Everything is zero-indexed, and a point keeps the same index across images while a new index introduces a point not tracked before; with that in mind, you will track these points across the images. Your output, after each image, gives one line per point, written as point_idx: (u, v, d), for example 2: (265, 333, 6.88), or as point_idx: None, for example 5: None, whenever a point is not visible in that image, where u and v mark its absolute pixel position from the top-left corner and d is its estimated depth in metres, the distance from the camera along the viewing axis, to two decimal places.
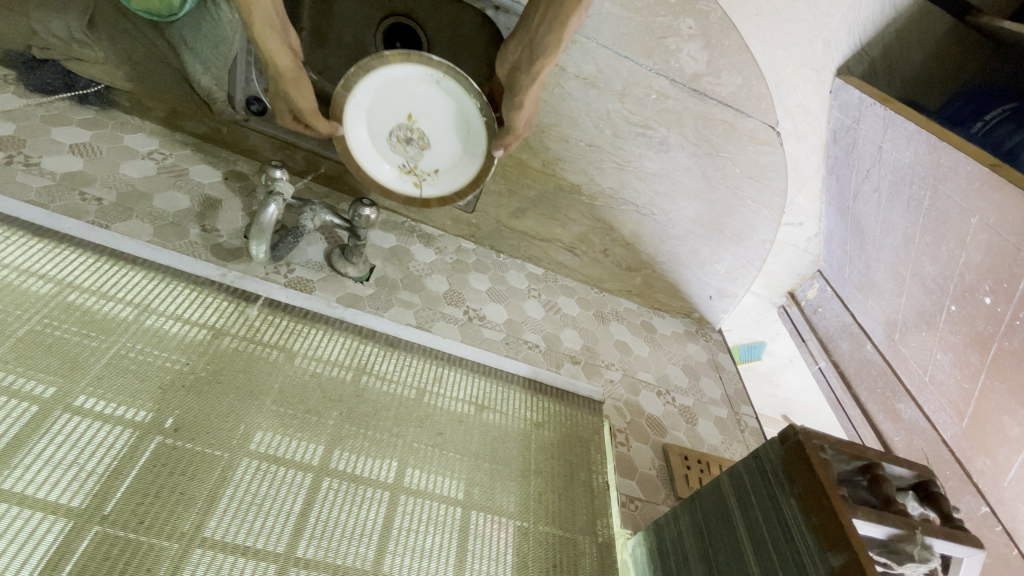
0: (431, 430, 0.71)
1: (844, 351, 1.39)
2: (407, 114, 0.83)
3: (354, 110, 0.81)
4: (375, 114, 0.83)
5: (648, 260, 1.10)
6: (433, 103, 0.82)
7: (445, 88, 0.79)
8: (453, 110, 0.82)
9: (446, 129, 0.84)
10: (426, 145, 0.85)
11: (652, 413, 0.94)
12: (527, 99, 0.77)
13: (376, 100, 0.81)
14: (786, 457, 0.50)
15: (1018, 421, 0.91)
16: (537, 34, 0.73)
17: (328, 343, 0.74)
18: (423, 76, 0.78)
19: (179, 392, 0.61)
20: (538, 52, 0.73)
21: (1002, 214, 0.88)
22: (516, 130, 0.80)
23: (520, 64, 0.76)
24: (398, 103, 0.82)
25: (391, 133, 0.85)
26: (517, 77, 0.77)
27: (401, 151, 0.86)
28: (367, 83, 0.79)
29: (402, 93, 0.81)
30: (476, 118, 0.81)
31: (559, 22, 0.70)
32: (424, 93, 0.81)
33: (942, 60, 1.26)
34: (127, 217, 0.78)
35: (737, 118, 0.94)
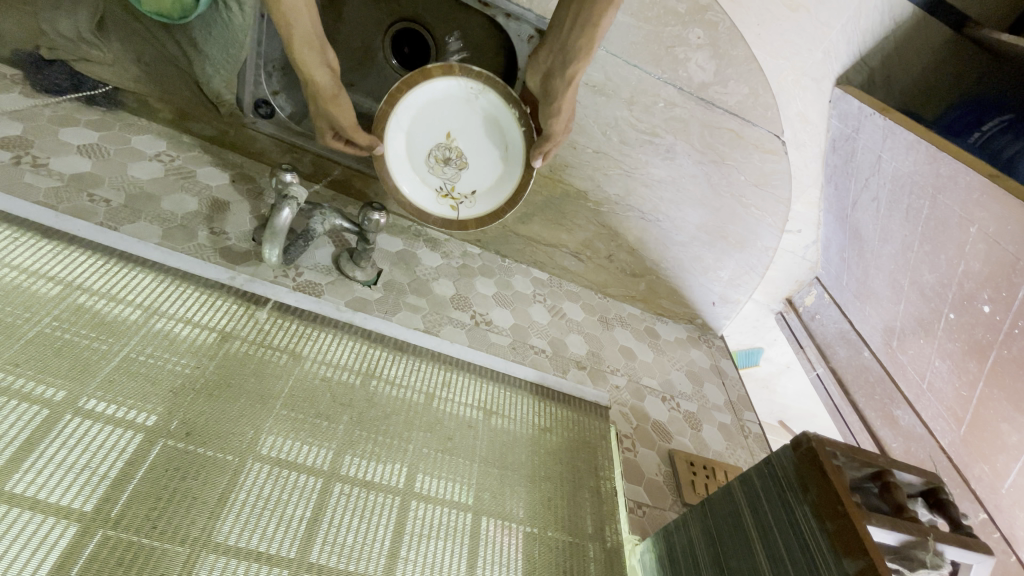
0: (440, 435, 0.71)
1: (841, 357, 1.40)
2: (445, 133, 0.88)
3: (397, 129, 0.84)
4: (415, 134, 0.86)
5: (652, 266, 1.11)
6: (470, 122, 0.88)
7: (484, 104, 0.87)
8: (491, 127, 0.89)
9: (482, 147, 0.89)
10: (463, 163, 0.89)
11: (657, 419, 0.95)
12: (564, 103, 0.83)
13: (417, 119, 0.85)
14: (798, 463, 0.50)
15: (1016, 428, 0.92)
16: (570, 41, 0.80)
17: (338, 347, 0.74)
18: (465, 92, 0.85)
19: (189, 396, 0.61)
20: (572, 58, 0.80)
21: (1001, 224, 0.90)
22: (557, 133, 0.85)
23: (555, 72, 0.83)
24: (438, 123, 0.87)
25: (429, 154, 0.88)
26: (553, 83, 0.84)
27: (438, 172, 0.88)
28: (410, 101, 0.83)
29: (442, 112, 0.86)
30: (514, 129, 0.88)
31: (591, 28, 0.77)
32: (464, 112, 0.87)
33: (940, 71, 1.28)
34: (135, 219, 0.77)
35: (743, 127, 0.95)
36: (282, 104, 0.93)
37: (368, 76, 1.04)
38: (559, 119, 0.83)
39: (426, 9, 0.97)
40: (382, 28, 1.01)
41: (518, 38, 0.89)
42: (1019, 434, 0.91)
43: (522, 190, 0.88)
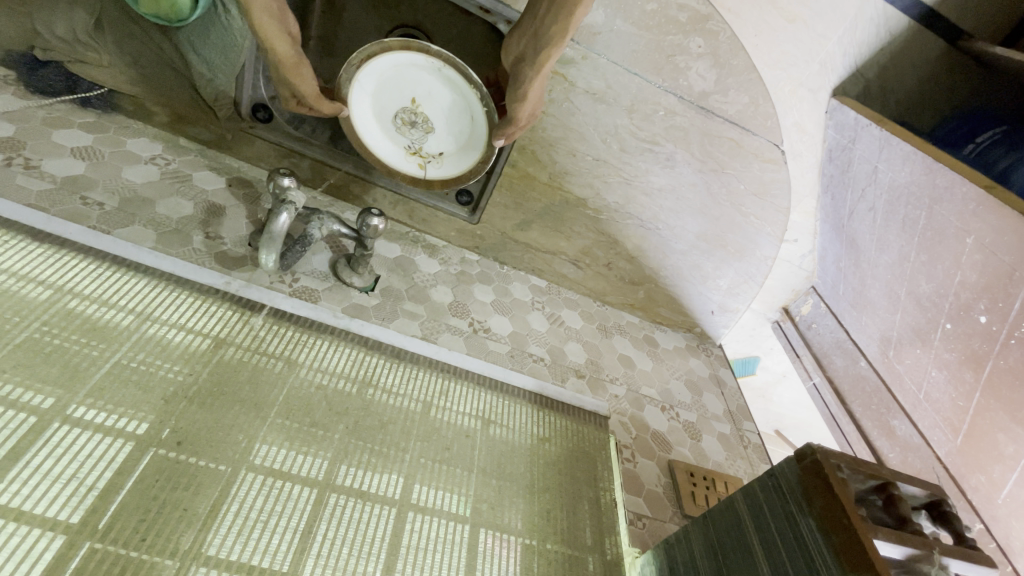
0: (437, 444, 0.70)
1: (838, 366, 1.40)
2: (410, 99, 0.85)
3: (359, 94, 0.82)
4: (380, 97, 0.84)
5: (651, 274, 1.11)
6: (436, 88, 0.84)
7: (448, 76, 0.82)
8: (456, 97, 0.85)
9: (449, 115, 0.87)
10: (429, 128, 0.88)
11: (657, 429, 0.94)
12: (529, 92, 0.76)
13: (381, 83, 0.83)
14: (803, 475, 0.50)
15: (1013, 439, 0.92)
16: (542, 26, 0.70)
17: (334, 355, 0.73)
18: (426, 62, 0.80)
19: (181, 404, 0.59)
20: (543, 48, 0.71)
21: (997, 234, 0.90)
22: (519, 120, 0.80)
23: (525, 56, 0.75)
24: (403, 88, 0.84)
25: (395, 116, 0.87)
26: (520, 69, 0.75)
27: (405, 134, 0.88)
28: (370, 69, 0.80)
29: (406, 79, 0.83)
30: (478, 106, 0.84)
31: (564, 17, 0.67)
32: (428, 79, 0.83)
33: (935, 83, 1.30)
34: (129, 223, 0.76)
35: (743, 136, 0.95)
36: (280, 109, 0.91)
37: None
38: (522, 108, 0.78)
39: (426, 14, 0.95)
40: (382, 34, 1.00)
41: None
42: (1017, 445, 0.91)
43: (485, 164, 0.89)
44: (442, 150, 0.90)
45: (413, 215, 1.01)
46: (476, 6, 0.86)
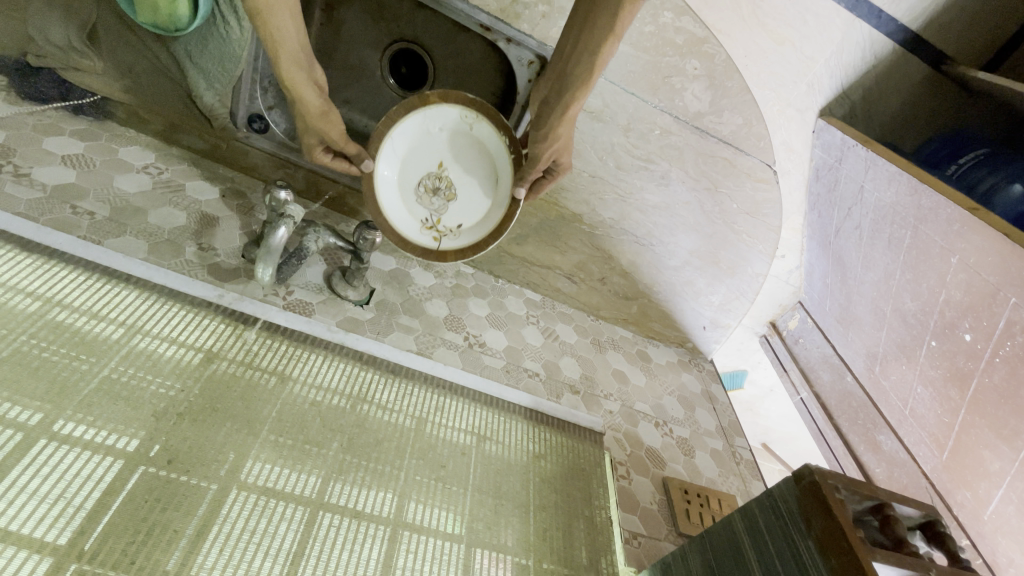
0: (433, 462, 0.69)
1: (825, 382, 1.42)
2: (437, 163, 0.86)
3: (389, 151, 0.81)
4: (407, 161, 0.84)
5: (644, 289, 1.12)
6: (464, 152, 0.87)
7: (479, 136, 0.85)
8: (483, 160, 0.87)
9: (472, 181, 0.87)
10: (451, 195, 0.87)
11: (651, 445, 0.94)
12: (555, 134, 0.80)
13: (413, 146, 0.83)
14: (801, 496, 0.50)
15: (998, 456, 0.93)
16: (570, 68, 0.77)
17: (328, 370, 0.72)
18: (460, 123, 0.84)
19: (172, 421, 0.58)
20: (569, 87, 0.76)
21: (981, 255, 0.92)
22: (541, 159, 0.83)
23: (553, 99, 0.81)
24: (432, 152, 0.85)
25: (419, 182, 0.85)
26: (548, 111, 0.81)
27: (426, 202, 0.85)
28: (407, 126, 0.81)
29: (437, 141, 0.85)
30: (506, 165, 0.85)
31: (589, 57, 0.73)
32: (458, 142, 0.86)
33: (918, 106, 1.34)
34: (120, 233, 0.75)
35: (736, 156, 0.97)
36: (276, 119, 0.91)
37: (365, 94, 1.04)
38: (545, 147, 0.81)
39: (424, 29, 0.95)
40: (380, 47, 1.00)
41: (518, 62, 0.91)
42: (1002, 462, 0.92)
43: (507, 226, 0.84)
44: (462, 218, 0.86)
45: None
46: (477, 24, 0.87)
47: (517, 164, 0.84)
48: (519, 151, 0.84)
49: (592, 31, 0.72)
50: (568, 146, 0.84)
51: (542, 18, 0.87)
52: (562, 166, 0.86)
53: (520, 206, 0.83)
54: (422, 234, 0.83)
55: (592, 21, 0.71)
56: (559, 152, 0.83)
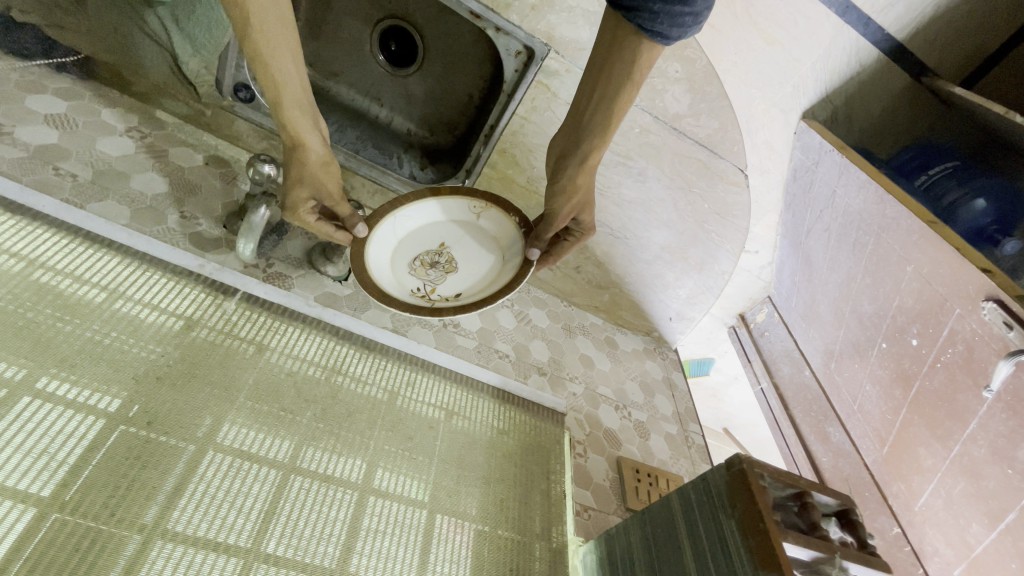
0: (402, 434, 0.74)
1: (785, 373, 1.51)
2: (438, 243, 0.83)
3: (389, 229, 0.79)
4: (407, 240, 0.82)
5: (616, 279, 1.16)
6: (468, 235, 0.85)
7: (486, 224, 0.85)
8: (489, 243, 0.85)
9: (475, 260, 0.84)
10: (450, 268, 0.82)
11: (609, 427, 1.00)
12: (575, 186, 0.78)
13: (414, 228, 0.82)
14: (730, 481, 0.56)
15: (931, 453, 1.02)
16: (586, 118, 0.75)
17: (305, 342, 0.75)
18: (467, 212, 0.84)
19: (152, 384, 0.61)
20: (587, 136, 0.75)
21: (933, 266, 0.98)
22: (559, 217, 0.80)
23: (569, 150, 0.78)
24: (435, 233, 0.84)
25: (417, 256, 0.82)
26: (565, 162, 0.78)
27: (421, 274, 0.81)
28: (412, 210, 0.81)
29: (440, 226, 0.84)
30: (515, 244, 0.82)
31: (607, 106, 0.72)
32: (463, 228, 0.85)
33: (895, 115, 1.41)
34: (103, 197, 0.76)
35: (710, 159, 1.01)
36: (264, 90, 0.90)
37: (354, 68, 1.05)
38: (565, 202, 0.79)
39: (417, 9, 0.96)
40: (370, 22, 0.99)
41: (507, 52, 0.91)
42: (934, 458, 1.01)
43: (509, 287, 0.74)
44: (461, 288, 0.80)
45: None
46: (467, 11, 0.87)
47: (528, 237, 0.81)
48: (528, 226, 0.82)
49: (608, 73, 0.70)
50: (588, 202, 0.83)
51: (531, 10, 0.87)
52: (584, 225, 0.85)
53: (533, 265, 0.76)
54: (413, 299, 0.75)
55: (604, 69, 0.70)
56: (580, 208, 0.83)
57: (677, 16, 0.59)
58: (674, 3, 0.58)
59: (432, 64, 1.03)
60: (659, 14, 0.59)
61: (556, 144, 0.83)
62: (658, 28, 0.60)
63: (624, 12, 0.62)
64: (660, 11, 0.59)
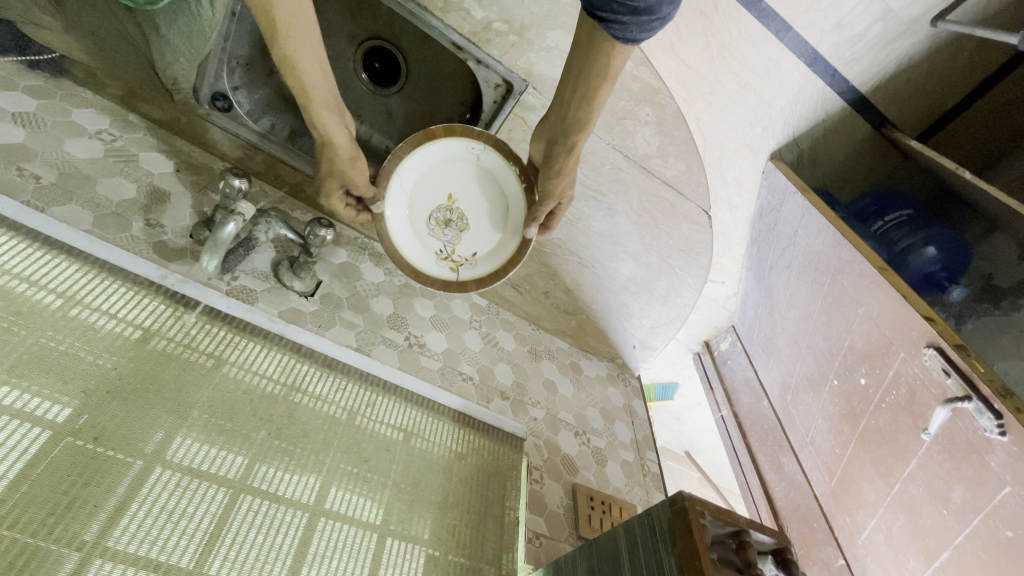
0: (357, 456, 0.74)
1: (744, 403, 1.57)
2: (445, 196, 0.92)
3: (399, 191, 0.87)
4: (416, 198, 0.90)
5: (584, 305, 1.19)
6: (470, 182, 0.93)
7: (484, 166, 0.92)
8: (491, 188, 0.93)
9: (481, 209, 0.94)
10: (462, 225, 0.93)
11: (567, 453, 1.01)
12: (565, 168, 0.84)
13: (420, 184, 0.90)
14: (672, 518, 0.57)
15: (874, 488, 1.06)
16: (570, 114, 0.79)
17: (265, 359, 0.75)
18: (466, 154, 0.91)
19: (102, 398, 0.60)
20: (572, 131, 0.79)
21: (882, 310, 1.03)
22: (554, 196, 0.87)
23: (558, 139, 0.83)
24: (439, 187, 0.91)
25: (430, 216, 0.91)
26: (554, 149, 0.83)
27: (439, 234, 0.91)
28: (414, 160, 0.88)
29: (443, 176, 0.91)
30: (515, 190, 0.92)
31: (587, 102, 0.76)
32: (464, 173, 0.92)
33: (857, 161, 1.49)
34: (66, 201, 0.75)
35: (676, 198, 1.07)
36: (241, 99, 0.94)
37: None
38: (558, 182, 0.85)
39: (402, 32, 0.99)
40: (355, 42, 1.02)
41: (486, 83, 0.95)
42: (877, 494, 1.05)
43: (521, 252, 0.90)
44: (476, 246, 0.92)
45: (364, 222, 1.03)
46: (450, 42, 0.91)
47: (529, 192, 0.91)
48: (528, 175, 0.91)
49: (585, 77, 0.73)
50: (572, 182, 0.89)
51: (511, 47, 0.91)
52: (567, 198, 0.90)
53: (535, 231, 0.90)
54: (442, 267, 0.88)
55: (587, 70, 0.72)
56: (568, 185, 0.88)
57: (645, 24, 0.62)
58: (640, 14, 0.61)
59: (415, 86, 1.06)
60: (628, 25, 0.62)
61: (544, 128, 0.87)
62: (630, 36, 0.63)
63: (596, 20, 0.64)
64: (629, 23, 0.61)
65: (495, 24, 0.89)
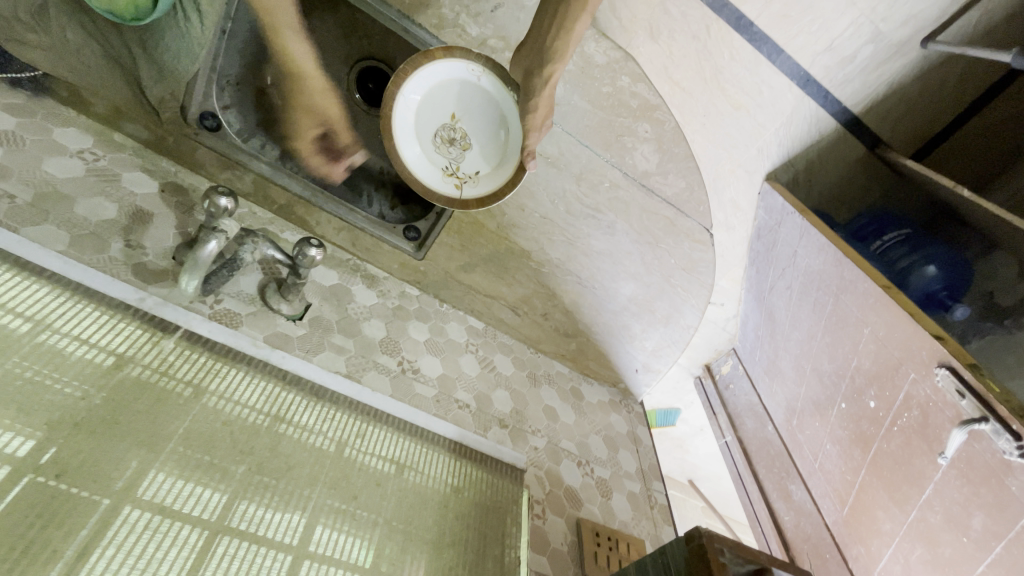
0: (345, 491, 0.68)
1: (749, 429, 1.52)
2: (449, 115, 0.93)
3: (404, 108, 0.89)
4: (421, 116, 0.91)
5: (584, 328, 1.15)
6: (472, 102, 0.93)
7: (486, 86, 0.91)
8: (492, 109, 0.93)
9: (485, 130, 0.94)
10: (467, 145, 0.93)
11: (569, 485, 0.96)
12: (541, 100, 0.85)
13: (424, 103, 0.91)
14: (690, 557, 0.52)
15: (890, 517, 1.01)
16: (545, 43, 0.80)
17: (247, 387, 0.71)
18: (467, 74, 0.91)
19: (69, 429, 0.55)
20: (549, 61, 0.81)
21: (890, 330, 1.00)
22: (535, 129, 0.87)
23: (533, 71, 0.83)
24: (443, 105, 0.92)
25: (436, 133, 0.92)
26: (531, 79, 0.84)
27: (445, 151, 0.92)
28: (416, 80, 0.88)
29: (447, 94, 0.92)
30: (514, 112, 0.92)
31: (563, 32, 0.78)
32: (466, 93, 0.92)
33: (851, 182, 1.49)
34: (40, 221, 0.71)
35: (677, 217, 1.09)
36: (230, 120, 0.91)
37: None
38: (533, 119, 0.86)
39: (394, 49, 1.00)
40: (348, 61, 1.04)
41: None
42: (892, 523, 1.00)
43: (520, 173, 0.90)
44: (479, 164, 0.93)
45: (356, 244, 1.00)
46: None
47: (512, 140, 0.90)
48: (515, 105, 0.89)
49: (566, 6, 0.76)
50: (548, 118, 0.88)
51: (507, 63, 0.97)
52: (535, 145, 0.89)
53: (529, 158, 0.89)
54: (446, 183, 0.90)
55: (564, 2, 0.76)
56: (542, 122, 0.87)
57: None
58: None
59: None
60: None
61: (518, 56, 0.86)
62: None
63: None
64: None
65: (489, 41, 0.95)
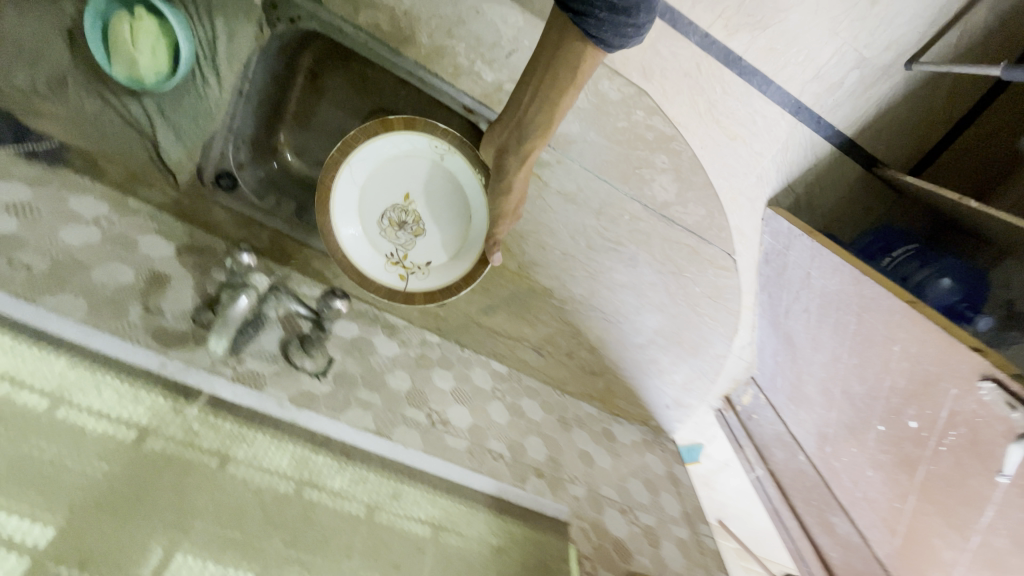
0: (379, 557, 0.69)
1: (779, 460, 1.44)
2: (403, 195, 0.96)
3: (347, 183, 0.89)
4: (367, 191, 0.93)
5: (610, 364, 1.12)
6: (429, 182, 0.97)
7: (447, 166, 0.96)
8: (450, 192, 0.98)
9: (438, 212, 0.98)
10: (417, 230, 0.97)
11: (617, 536, 0.93)
12: (514, 182, 0.87)
13: (373, 180, 0.93)
14: None
15: (949, 544, 0.95)
16: (526, 118, 0.80)
17: (277, 454, 0.69)
18: (430, 152, 0.94)
19: (93, 512, 0.55)
20: (531, 133, 0.81)
21: (920, 345, 0.96)
22: (507, 213, 0.91)
23: (510, 148, 0.85)
24: (398, 184, 0.95)
25: (384, 215, 0.95)
26: (506, 158, 0.86)
27: (392, 235, 0.95)
28: (365, 151, 0.89)
29: (404, 172, 0.95)
30: (474, 201, 0.97)
31: (547, 107, 0.77)
32: (424, 173, 0.96)
33: (851, 202, 1.48)
34: (58, 291, 0.68)
35: (699, 245, 1.09)
36: (246, 178, 0.93)
37: None
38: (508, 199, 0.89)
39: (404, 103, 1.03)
40: (359, 115, 1.04)
41: None
42: (954, 551, 0.94)
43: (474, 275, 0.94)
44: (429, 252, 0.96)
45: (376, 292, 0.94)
46: (461, 105, 0.97)
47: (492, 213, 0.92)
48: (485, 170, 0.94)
49: (552, 71, 0.73)
50: (523, 196, 0.92)
51: None
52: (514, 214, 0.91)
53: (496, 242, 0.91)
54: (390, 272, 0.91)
55: (552, 75, 0.73)
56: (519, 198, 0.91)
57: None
58: None
59: None
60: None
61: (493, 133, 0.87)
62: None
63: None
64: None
65: (505, 85, 0.97)
